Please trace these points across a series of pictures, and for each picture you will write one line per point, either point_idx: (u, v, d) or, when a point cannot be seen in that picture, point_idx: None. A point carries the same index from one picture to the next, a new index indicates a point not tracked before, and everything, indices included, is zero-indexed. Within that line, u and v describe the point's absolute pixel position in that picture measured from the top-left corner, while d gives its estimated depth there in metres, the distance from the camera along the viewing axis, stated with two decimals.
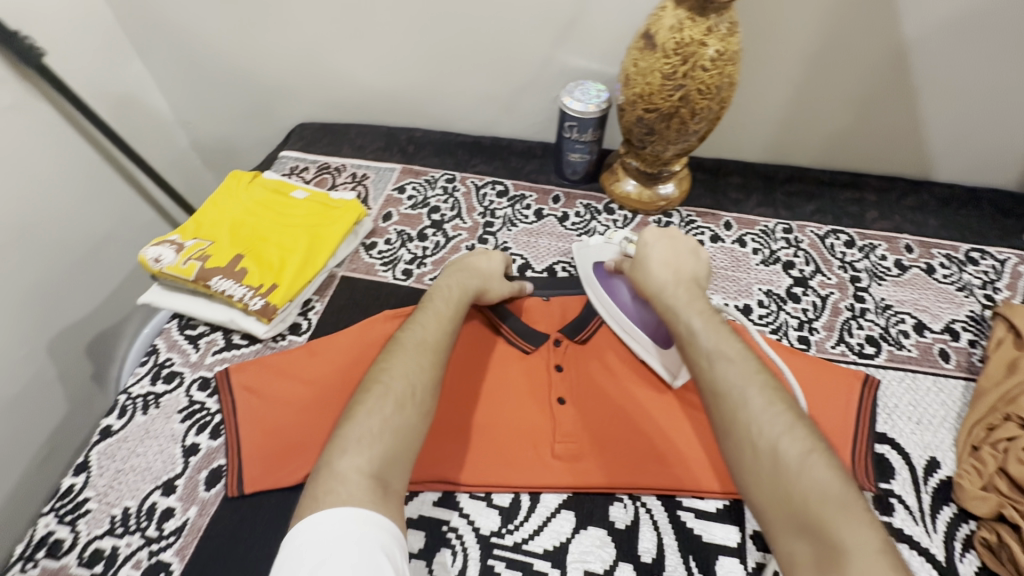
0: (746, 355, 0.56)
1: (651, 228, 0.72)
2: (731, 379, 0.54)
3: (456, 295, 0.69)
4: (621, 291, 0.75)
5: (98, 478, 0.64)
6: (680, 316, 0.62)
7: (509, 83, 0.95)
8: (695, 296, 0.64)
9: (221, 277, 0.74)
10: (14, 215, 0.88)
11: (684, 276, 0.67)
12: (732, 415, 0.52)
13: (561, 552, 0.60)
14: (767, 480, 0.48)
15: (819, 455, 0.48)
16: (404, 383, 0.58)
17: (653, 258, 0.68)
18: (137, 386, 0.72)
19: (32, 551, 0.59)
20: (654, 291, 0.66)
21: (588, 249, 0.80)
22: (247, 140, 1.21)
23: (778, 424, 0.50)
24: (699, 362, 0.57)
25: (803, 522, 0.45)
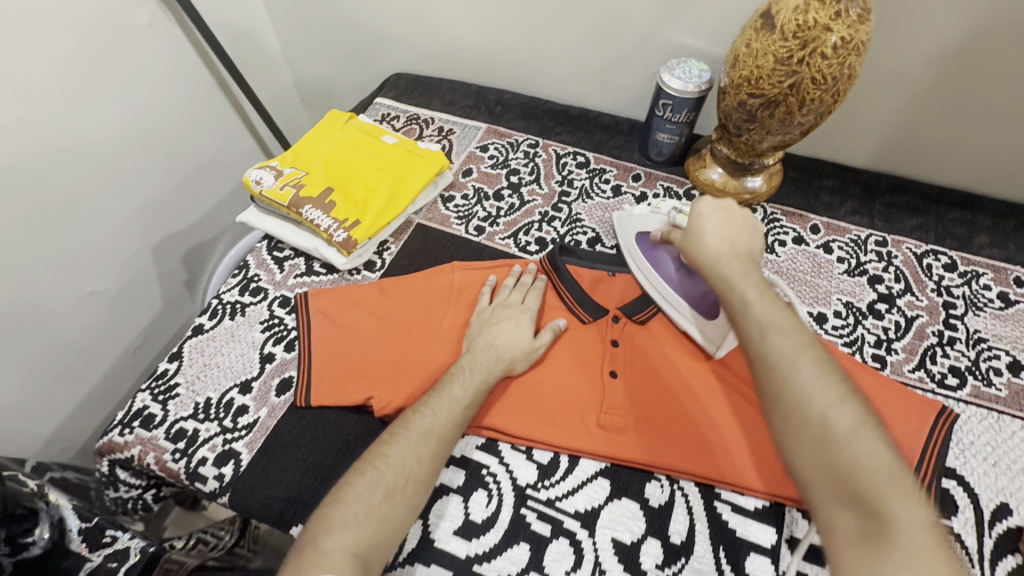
0: (799, 329, 0.52)
1: (706, 198, 0.67)
2: (785, 351, 0.50)
3: (479, 379, 0.64)
4: (666, 262, 0.73)
5: (188, 367, 0.71)
6: (731, 284, 0.58)
7: (607, 54, 0.93)
8: (750, 267, 0.59)
9: (312, 207, 0.79)
10: (138, 125, 0.97)
11: (740, 250, 0.62)
12: (778, 387, 0.48)
13: (592, 516, 0.61)
14: (814, 455, 0.45)
15: (870, 431, 0.44)
16: (398, 473, 0.55)
17: (708, 231, 0.64)
18: (228, 293, 0.79)
19: (129, 420, 0.67)
20: (709, 262, 0.61)
21: (634, 220, 0.80)
22: (347, 84, 1.26)
23: (829, 396, 0.46)
24: (748, 333, 0.53)
25: (850, 497, 0.42)
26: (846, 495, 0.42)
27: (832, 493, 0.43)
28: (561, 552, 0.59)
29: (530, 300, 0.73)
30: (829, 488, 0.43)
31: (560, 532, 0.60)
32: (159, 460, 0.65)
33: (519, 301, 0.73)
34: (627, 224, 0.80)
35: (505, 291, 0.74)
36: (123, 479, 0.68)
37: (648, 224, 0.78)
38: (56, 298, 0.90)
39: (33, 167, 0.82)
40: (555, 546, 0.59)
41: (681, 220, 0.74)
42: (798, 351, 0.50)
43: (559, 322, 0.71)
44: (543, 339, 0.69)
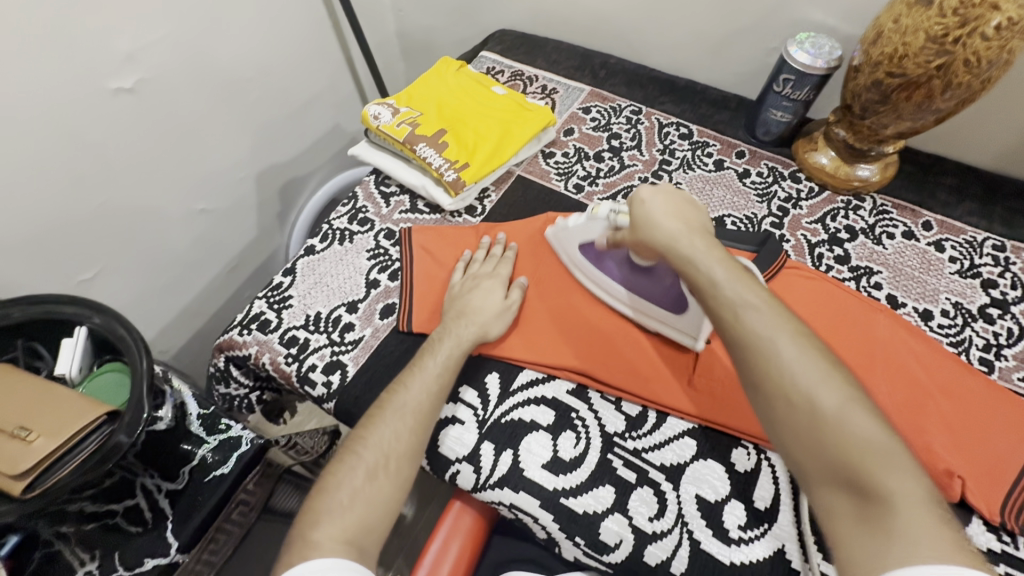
0: (773, 304, 0.50)
1: (645, 184, 0.62)
2: (761, 327, 0.48)
3: (451, 346, 0.65)
4: (612, 269, 0.70)
5: (300, 282, 0.76)
6: (697, 264, 0.54)
7: (726, 25, 0.91)
8: (712, 243, 0.56)
9: (425, 145, 0.82)
10: (258, 56, 1.01)
11: (695, 226, 0.59)
12: (761, 369, 0.47)
13: (677, 470, 0.62)
14: (801, 436, 0.44)
15: (859, 406, 0.44)
16: (378, 452, 0.56)
17: (657, 215, 0.59)
18: (338, 220, 0.83)
19: (248, 322, 0.73)
20: (665, 243, 0.58)
21: (571, 232, 0.71)
22: (448, 37, 1.28)
23: (813, 373, 0.45)
24: (721, 313, 0.51)
25: (843, 475, 0.42)
26: (839, 476, 0.42)
27: (825, 473, 0.43)
28: (645, 499, 0.60)
29: (502, 268, 0.73)
30: (823, 469, 0.43)
31: (645, 481, 0.61)
32: (274, 361, 0.70)
33: (490, 269, 0.73)
34: (566, 238, 0.73)
35: (478, 261, 0.74)
36: (236, 377, 0.74)
37: (588, 233, 0.70)
38: (175, 211, 0.96)
39: (171, 84, 0.87)
40: (639, 493, 0.60)
41: (620, 219, 0.66)
42: (773, 326, 0.48)
43: (521, 279, 0.73)
44: (514, 296, 0.71)
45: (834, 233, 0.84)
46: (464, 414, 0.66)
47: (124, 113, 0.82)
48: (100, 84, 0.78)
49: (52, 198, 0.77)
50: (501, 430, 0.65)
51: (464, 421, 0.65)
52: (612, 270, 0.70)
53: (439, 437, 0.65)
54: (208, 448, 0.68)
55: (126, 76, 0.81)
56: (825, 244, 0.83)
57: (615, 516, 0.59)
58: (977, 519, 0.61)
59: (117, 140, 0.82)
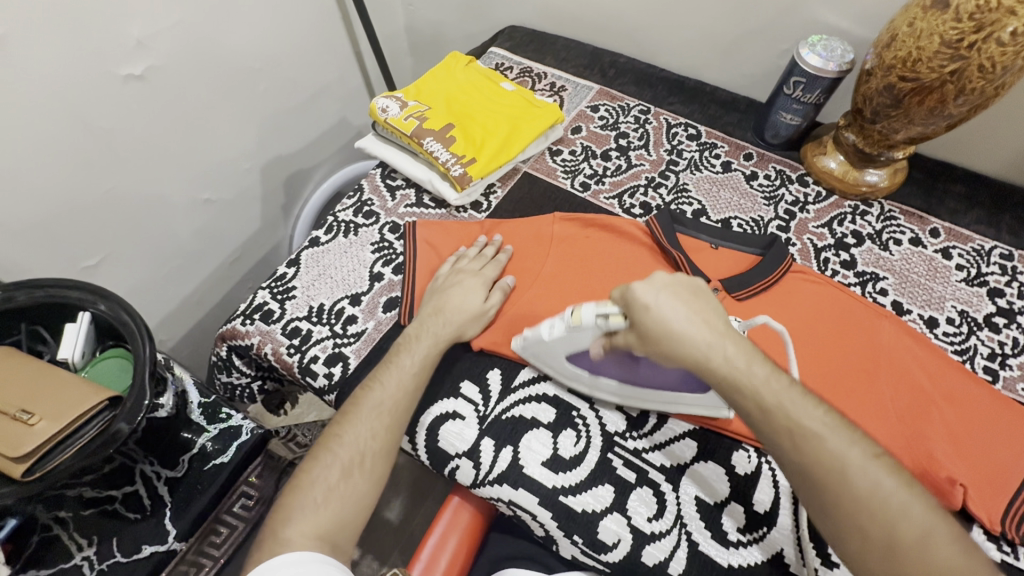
0: (833, 421, 0.47)
1: (643, 281, 0.50)
2: (831, 457, 0.46)
3: (427, 346, 0.65)
4: (609, 371, 0.61)
5: (304, 273, 0.76)
6: (747, 386, 0.48)
7: (737, 26, 0.90)
8: (749, 350, 0.49)
9: (433, 140, 0.82)
10: (267, 47, 1.01)
11: (718, 324, 0.50)
12: (836, 502, 0.45)
13: (677, 471, 0.62)
14: (883, 566, 0.44)
15: (939, 526, 0.44)
16: (353, 450, 0.57)
17: (680, 329, 0.49)
18: (343, 213, 0.83)
19: (251, 312, 0.73)
20: (696, 360, 0.49)
21: (549, 344, 0.59)
22: (457, 33, 1.28)
23: (890, 501, 0.44)
24: (781, 442, 0.47)
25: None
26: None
27: None
28: (644, 499, 0.60)
29: (488, 268, 0.71)
30: None
31: (644, 481, 0.61)
32: (276, 351, 0.70)
33: (477, 267, 0.71)
34: (545, 350, 0.61)
35: (468, 257, 0.73)
36: (237, 366, 0.74)
37: (573, 343, 0.58)
38: (181, 200, 0.97)
39: (181, 72, 0.87)
40: (638, 493, 0.60)
41: (613, 323, 0.52)
42: (840, 451, 0.46)
43: (506, 280, 0.71)
44: (494, 298, 0.69)
45: (840, 238, 0.83)
46: (465, 409, 0.66)
47: (133, 99, 0.82)
48: (111, 70, 0.78)
49: (60, 183, 0.77)
50: (501, 426, 0.64)
51: (464, 416, 0.65)
52: (611, 372, 0.61)
53: (439, 432, 0.64)
54: (208, 437, 0.68)
55: (137, 62, 0.81)
56: (831, 248, 0.82)
57: (614, 516, 0.59)
58: (978, 527, 0.61)
59: (125, 126, 0.82)
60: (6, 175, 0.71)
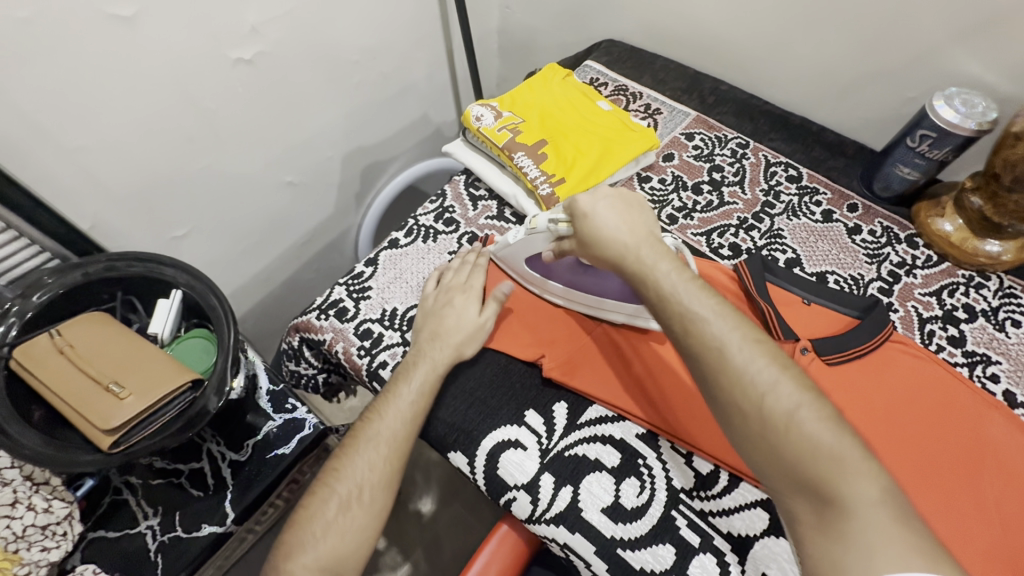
0: (722, 309, 0.48)
1: (585, 194, 0.59)
2: (712, 338, 0.46)
3: (426, 371, 0.64)
4: (555, 273, 0.69)
5: (380, 275, 0.76)
6: (648, 277, 0.52)
7: (862, 67, 0.84)
8: (662, 251, 0.54)
9: (524, 155, 0.80)
10: (367, 41, 1.02)
11: (638, 233, 0.55)
12: (714, 381, 0.46)
13: (745, 544, 0.57)
14: (757, 443, 0.43)
15: (811, 409, 0.42)
16: (352, 484, 0.57)
17: (605, 229, 0.56)
18: (424, 217, 0.83)
19: (326, 307, 0.73)
20: (614, 258, 0.55)
21: (514, 250, 0.70)
22: (550, 40, 1.26)
23: (762, 377, 0.44)
24: (672, 324, 0.49)
25: (801, 481, 0.41)
26: (798, 482, 0.41)
27: (789, 483, 0.42)
28: (706, 567, 0.56)
29: (475, 278, 0.71)
30: (783, 478, 0.42)
31: (709, 548, 0.57)
32: (347, 351, 0.70)
33: (464, 281, 0.72)
34: (509, 254, 0.71)
35: (453, 273, 0.73)
36: (306, 357, 0.76)
37: (530, 247, 0.68)
38: (267, 181, 0.99)
39: (285, 58, 0.88)
40: (701, 559, 0.56)
41: (560, 228, 0.61)
42: (723, 334, 0.46)
43: (501, 289, 0.70)
44: (488, 312, 0.69)
45: (949, 311, 0.76)
46: (527, 440, 0.64)
47: (240, 82, 0.84)
48: (224, 53, 0.79)
49: (162, 157, 0.80)
50: (562, 463, 0.62)
51: (526, 447, 0.63)
52: (557, 276, 0.69)
53: (499, 459, 0.63)
54: (273, 425, 0.69)
55: (248, 47, 0.82)
56: (938, 320, 0.75)
57: None
58: None
59: (228, 108, 0.84)
60: (118, 145, 0.74)
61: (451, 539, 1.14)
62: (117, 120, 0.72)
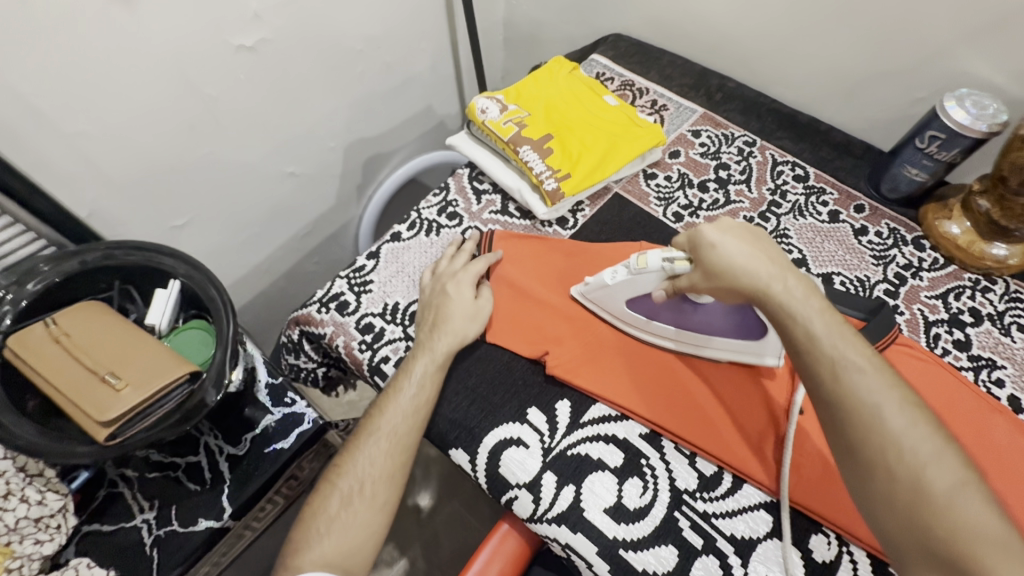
0: (881, 367, 0.46)
1: (718, 219, 0.54)
2: (868, 393, 0.45)
3: (427, 363, 0.63)
4: (665, 315, 0.64)
5: (382, 268, 0.75)
6: (797, 319, 0.49)
7: (872, 66, 0.83)
8: (809, 288, 0.50)
9: (529, 149, 0.79)
10: (372, 30, 1.00)
11: (780, 262, 0.51)
12: (863, 435, 0.44)
13: (748, 546, 0.57)
14: (901, 510, 0.42)
15: (971, 488, 0.41)
16: (354, 480, 0.57)
17: (740, 261, 0.51)
18: (427, 210, 0.82)
19: (327, 301, 0.72)
20: (753, 289, 0.50)
21: (612, 289, 0.64)
22: (556, 34, 1.24)
23: (923, 446, 0.42)
24: (819, 372, 0.47)
25: (943, 557, 0.40)
26: (935, 553, 0.40)
27: (926, 554, 0.41)
28: (708, 568, 0.56)
29: (475, 264, 0.71)
30: (920, 549, 0.41)
31: (711, 549, 0.57)
32: (347, 345, 0.69)
33: (462, 267, 0.71)
34: (608, 297, 0.66)
35: (452, 262, 0.72)
36: (306, 351, 0.76)
37: (636, 287, 0.62)
38: (268, 171, 0.98)
39: (288, 46, 0.87)
40: (703, 561, 0.56)
41: (677, 266, 0.57)
42: (879, 393, 0.45)
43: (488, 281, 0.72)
44: (484, 297, 0.69)
45: (954, 314, 0.75)
46: (529, 438, 0.63)
47: (242, 70, 0.82)
48: (226, 39, 0.78)
49: (162, 145, 0.79)
50: (565, 462, 0.62)
51: (528, 445, 0.63)
52: (668, 317, 0.64)
53: (501, 457, 0.62)
54: (272, 419, 0.68)
55: (251, 34, 0.81)
56: (943, 323, 0.75)
57: None
58: None
59: (230, 95, 0.83)
60: (117, 132, 0.72)
61: (449, 535, 1.14)
62: (117, 106, 0.71)
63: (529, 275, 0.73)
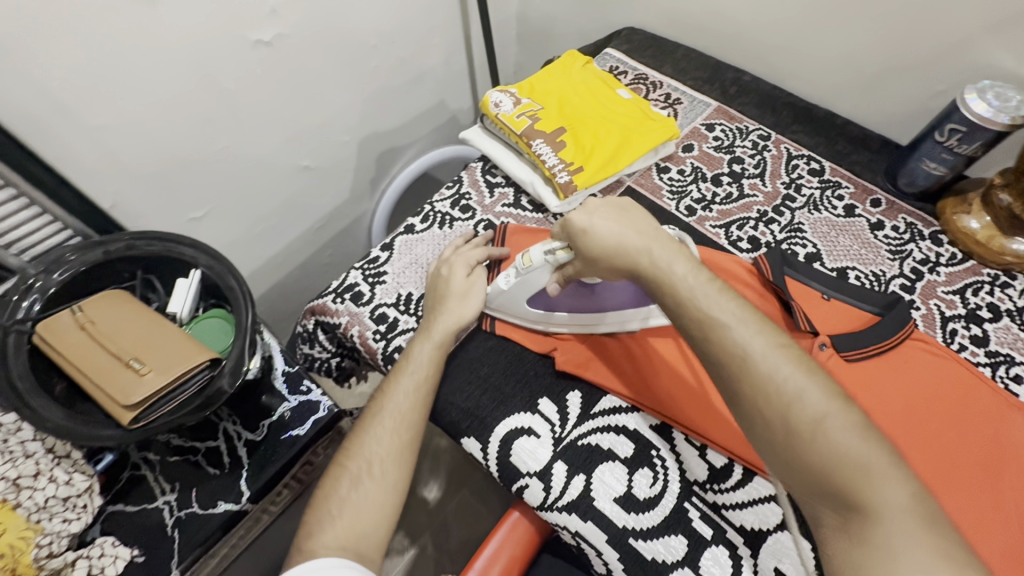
0: (743, 313, 0.47)
1: (592, 202, 0.57)
2: (737, 341, 0.45)
3: (432, 348, 0.64)
4: (560, 305, 0.66)
5: (396, 260, 0.76)
6: (671, 279, 0.50)
7: (891, 59, 0.82)
8: (676, 249, 0.52)
9: (542, 142, 0.79)
10: (386, 25, 1.01)
11: (646, 233, 0.53)
12: (739, 384, 0.44)
13: (758, 537, 0.57)
14: (783, 452, 0.42)
15: (838, 415, 0.41)
16: (362, 461, 0.58)
17: (609, 236, 0.53)
18: (440, 203, 0.83)
19: (342, 291, 0.73)
20: (629, 264, 0.52)
21: (511, 291, 0.66)
22: (569, 28, 1.24)
23: (790, 383, 0.42)
24: (691, 327, 0.48)
25: (831, 492, 0.39)
26: (821, 487, 0.40)
27: (816, 491, 0.40)
28: (718, 559, 0.56)
29: (484, 251, 0.72)
30: (807, 486, 0.41)
31: (721, 540, 0.57)
32: (362, 335, 0.70)
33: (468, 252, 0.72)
34: (508, 299, 0.68)
35: (463, 249, 0.73)
36: (321, 340, 0.77)
37: (530, 284, 0.64)
38: (283, 165, 0.99)
39: (304, 42, 0.88)
40: (713, 551, 0.56)
41: (559, 255, 0.60)
42: (745, 340, 0.45)
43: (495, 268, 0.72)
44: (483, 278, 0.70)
45: (972, 310, 0.74)
46: (541, 427, 0.64)
47: (259, 64, 0.84)
48: (244, 34, 0.79)
49: (183, 138, 0.80)
50: (576, 452, 0.62)
51: (540, 435, 0.63)
52: (565, 306, 0.66)
53: (512, 446, 0.63)
54: (288, 406, 0.69)
55: (267, 29, 0.82)
56: (961, 319, 0.74)
57: (685, 572, 0.55)
58: None
59: (248, 90, 0.85)
60: (139, 126, 0.74)
61: (459, 525, 1.15)
62: (139, 100, 0.72)
63: None
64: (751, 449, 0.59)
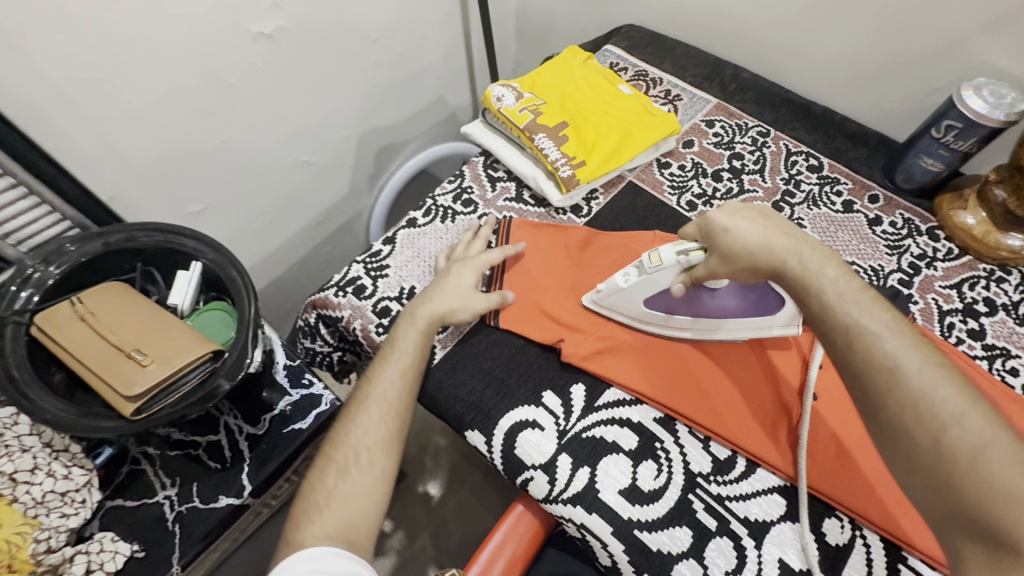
0: (899, 327, 0.47)
1: (731, 205, 0.57)
2: (888, 353, 0.46)
3: (415, 335, 0.64)
4: (682, 309, 0.65)
5: (398, 253, 0.76)
6: (811, 285, 0.51)
7: (888, 56, 0.83)
8: (826, 257, 0.52)
9: (544, 136, 0.80)
10: (387, 20, 1.01)
11: (790, 239, 0.53)
12: (885, 396, 0.45)
13: (762, 528, 0.57)
14: (923, 469, 0.43)
15: (1003, 446, 0.40)
16: (350, 450, 0.58)
17: (748, 241, 0.54)
18: (443, 197, 0.83)
19: (344, 285, 0.73)
20: (771, 265, 0.53)
21: (628, 291, 0.65)
22: (569, 25, 1.25)
23: (947, 403, 0.43)
24: (835, 337, 0.49)
25: (969, 517, 0.40)
26: (958, 512, 0.41)
27: (956, 515, 0.41)
28: (722, 550, 0.56)
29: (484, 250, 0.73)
30: (950, 509, 0.41)
31: (725, 531, 0.57)
32: (365, 328, 0.70)
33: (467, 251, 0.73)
34: (624, 300, 0.66)
35: (462, 248, 0.74)
36: (322, 334, 0.77)
37: (651, 285, 0.63)
38: (282, 159, 0.98)
39: (306, 35, 0.88)
40: (717, 542, 0.56)
41: (693, 256, 0.60)
42: (898, 354, 0.46)
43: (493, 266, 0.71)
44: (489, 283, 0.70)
45: (969, 304, 0.75)
46: (545, 420, 0.64)
47: (260, 57, 0.83)
48: (245, 26, 0.78)
49: (182, 131, 0.80)
50: (580, 445, 0.62)
51: (544, 427, 0.63)
52: (686, 310, 0.64)
53: (517, 439, 0.63)
54: (288, 401, 0.69)
55: (269, 21, 0.81)
56: (958, 313, 0.75)
57: (690, 562, 0.56)
58: None
59: (249, 83, 0.84)
60: (139, 117, 0.73)
61: (458, 523, 1.15)
62: (139, 91, 0.72)
63: (545, 266, 0.74)
64: (760, 443, 0.61)
